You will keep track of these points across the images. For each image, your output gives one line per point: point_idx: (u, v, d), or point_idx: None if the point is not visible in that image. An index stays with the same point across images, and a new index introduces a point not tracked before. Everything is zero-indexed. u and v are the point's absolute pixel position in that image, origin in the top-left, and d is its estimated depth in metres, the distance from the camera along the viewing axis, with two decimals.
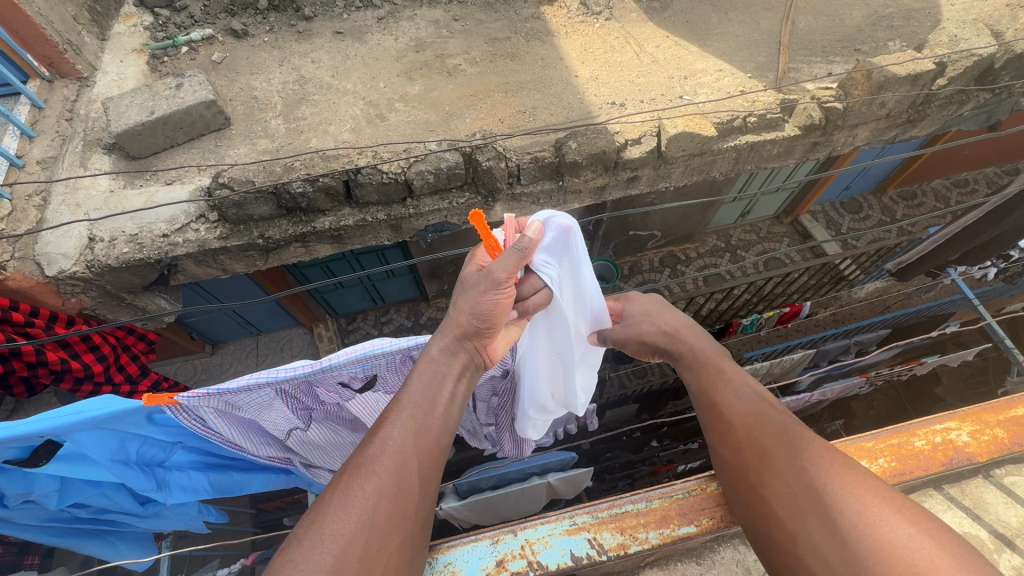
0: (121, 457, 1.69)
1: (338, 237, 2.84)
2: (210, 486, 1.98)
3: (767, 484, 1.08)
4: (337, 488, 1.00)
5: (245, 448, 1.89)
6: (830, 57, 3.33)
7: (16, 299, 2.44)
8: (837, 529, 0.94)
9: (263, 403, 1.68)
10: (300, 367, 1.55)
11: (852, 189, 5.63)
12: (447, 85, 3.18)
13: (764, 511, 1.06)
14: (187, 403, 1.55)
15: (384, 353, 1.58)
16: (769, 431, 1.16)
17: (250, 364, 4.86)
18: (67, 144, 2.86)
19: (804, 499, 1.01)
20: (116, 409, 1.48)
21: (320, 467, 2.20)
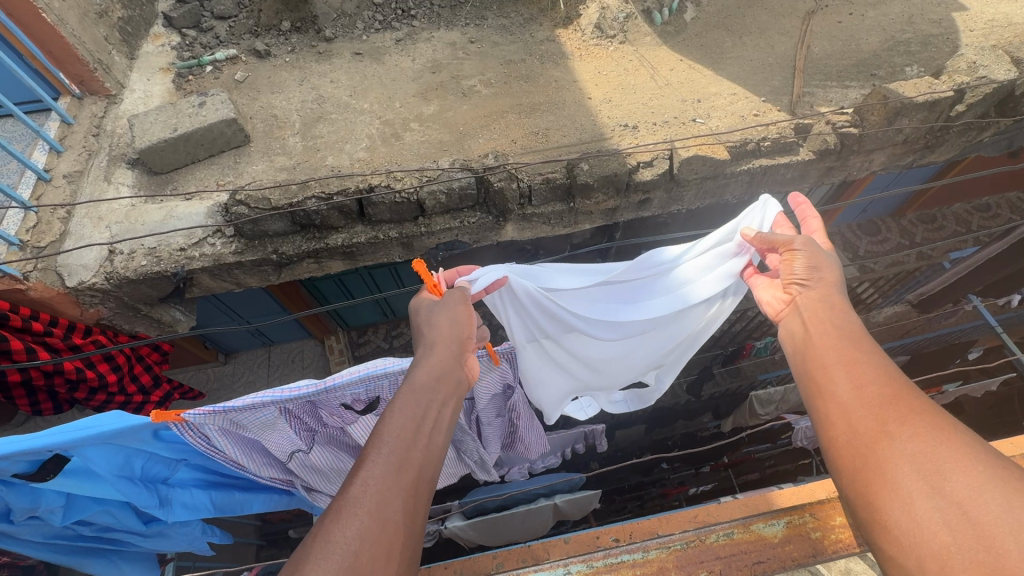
0: (126, 473, 1.70)
1: (351, 254, 2.86)
2: (212, 505, 2.00)
3: (900, 443, 0.99)
4: (317, 535, 0.93)
5: (248, 468, 1.88)
6: (846, 81, 3.32)
7: (38, 308, 2.51)
8: (975, 501, 0.87)
9: (267, 422, 1.69)
10: (305, 386, 1.55)
11: (869, 212, 5.60)
12: (461, 106, 3.23)
13: (888, 471, 0.98)
14: (193, 420, 1.55)
15: (387, 373, 1.58)
16: (905, 400, 1.07)
17: (261, 374, 4.91)
18: (93, 158, 2.96)
19: (940, 462, 0.93)
20: (124, 423, 1.50)
21: (321, 492, 2.22)
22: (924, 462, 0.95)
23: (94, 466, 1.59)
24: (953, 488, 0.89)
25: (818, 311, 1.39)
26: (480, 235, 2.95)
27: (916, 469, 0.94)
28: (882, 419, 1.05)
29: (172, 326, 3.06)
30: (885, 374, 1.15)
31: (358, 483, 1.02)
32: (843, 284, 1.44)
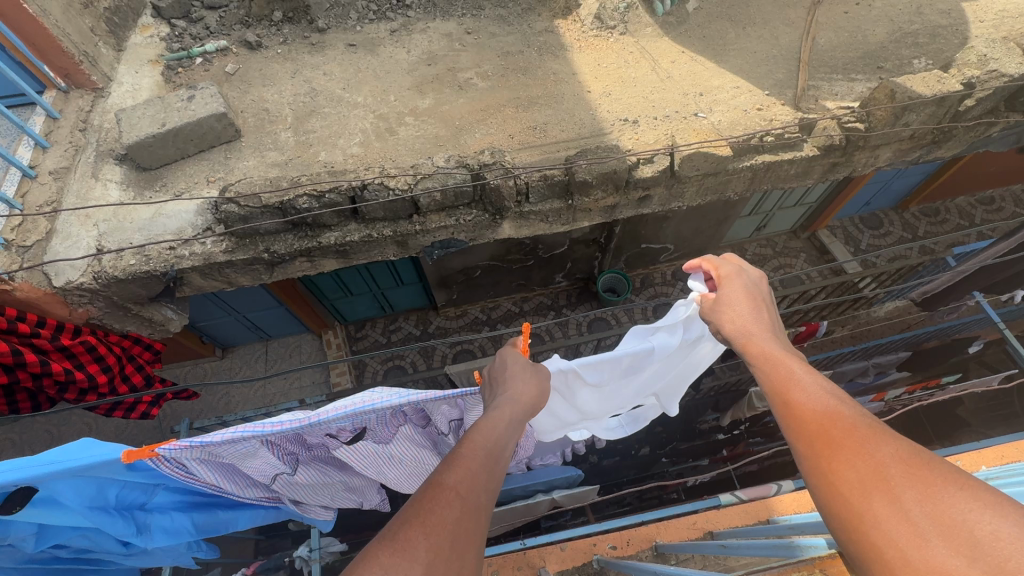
0: (99, 503, 1.68)
1: (344, 253, 2.81)
2: (193, 527, 1.95)
3: (828, 463, 0.93)
4: (416, 501, 1.01)
5: (229, 490, 1.85)
6: (852, 75, 3.23)
7: (24, 309, 2.45)
8: (897, 515, 0.80)
9: (247, 451, 1.64)
10: (288, 422, 1.49)
11: (872, 205, 5.53)
12: (458, 99, 3.15)
13: (824, 500, 0.91)
14: (168, 454, 1.51)
15: (374, 409, 1.51)
16: (834, 413, 1.01)
17: (259, 368, 4.85)
18: (80, 154, 2.90)
19: (866, 478, 0.87)
20: (91, 460, 1.45)
21: (311, 504, 2.18)
22: (851, 480, 0.88)
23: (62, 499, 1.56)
24: (877, 503, 0.83)
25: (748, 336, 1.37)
26: (477, 233, 2.89)
27: (846, 490, 0.88)
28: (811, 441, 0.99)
29: (164, 325, 3.01)
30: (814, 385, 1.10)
31: (450, 466, 1.12)
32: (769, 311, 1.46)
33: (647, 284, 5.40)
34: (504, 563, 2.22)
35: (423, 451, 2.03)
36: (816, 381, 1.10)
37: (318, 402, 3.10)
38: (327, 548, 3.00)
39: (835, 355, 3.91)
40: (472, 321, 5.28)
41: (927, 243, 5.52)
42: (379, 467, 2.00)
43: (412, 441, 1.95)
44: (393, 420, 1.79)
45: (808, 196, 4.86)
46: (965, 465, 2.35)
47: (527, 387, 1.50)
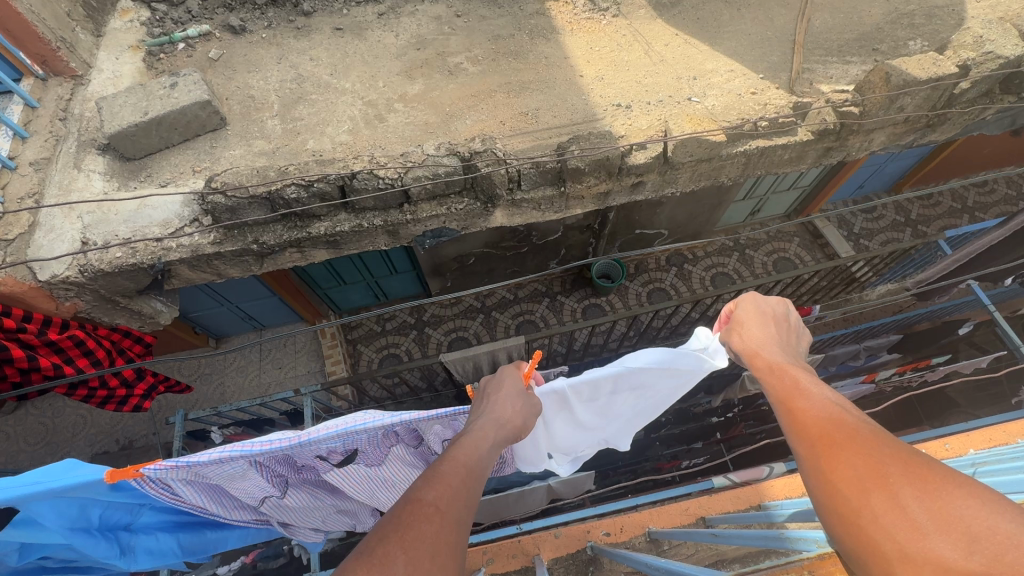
0: (81, 523, 1.68)
1: (334, 243, 2.77)
2: (179, 548, 1.98)
3: (827, 460, 0.94)
4: (396, 514, 1.01)
5: (216, 511, 1.87)
6: (847, 57, 3.19)
7: (9, 305, 2.42)
8: (898, 512, 0.81)
9: (235, 473, 1.65)
10: (277, 441, 1.50)
11: (865, 188, 5.53)
12: (448, 85, 3.09)
13: (823, 499, 0.92)
14: (153, 474, 1.51)
15: (366, 430, 1.51)
16: (837, 416, 1.03)
17: (253, 358, 4.83)
18: (61, 144, 2.84)
19: (865, 474, 0.88)
20: (73, 482, 1.44)
21: (299, 527, 2.21)
22: (851, 475, 0.89)
23: (41, 519, 1.57)
24: (876, 500, 0.84)
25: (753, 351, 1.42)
26: (469, 221, 2.87)
27: (846, 486, 0.89)
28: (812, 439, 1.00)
29: (154, 317, 2.98)
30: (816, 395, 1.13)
31: (431, 482, 1.12)
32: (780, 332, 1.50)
33: (642, 270, 5.39)
34: (499, 552, 2.23)
35: (416, 470, 2.03)
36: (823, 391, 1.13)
37: (312, 392, 3.08)
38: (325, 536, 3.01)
39: (827, 338, 3.94)
40: (466, 309, 5.27)
41: (919, 226, 5.54)
42: (371, 488, 2.01)
43: (404, 461, 1.94)
44: (386, 442, 1.79)
45: (802, 180, 4.84)
46: (954, 448, 2.36)
47: (513, 414, 1.51)
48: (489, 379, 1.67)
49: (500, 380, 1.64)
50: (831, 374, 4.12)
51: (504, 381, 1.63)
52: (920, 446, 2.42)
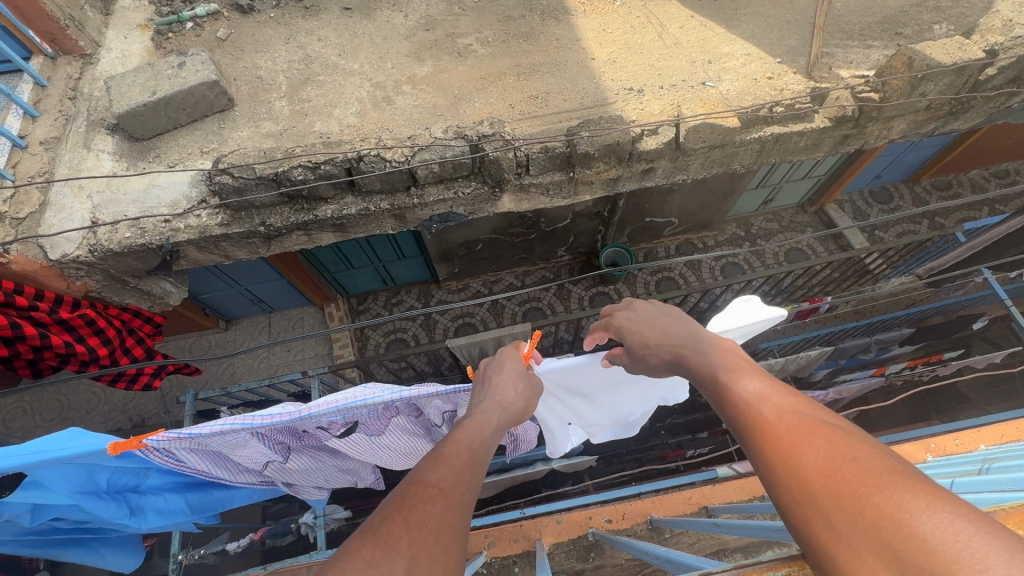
0: (90, 487, 1.72)
1: (341, 226, 2.77)
2: (187, 507, 2.01)
3: (790, 472, 0.94)
4: (400, 494, 1.01)
5: (222, 476, 1.90)
6: (869, 41, 3.09)
7: (21, 282, 2.46)
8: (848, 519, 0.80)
9: (238, 442, 1.67)
10: (278, 414, 1.50)
11: (882, 178, 5.41)
12: (457, 67, 3.04)
13: (795, 514, 0.91)
14: (157, 444, 1.54)
15: (366, 405, 1.51)
16: (795, 421, 1.02)
17: (262, 340, 4.87)
18: (70, 124, 2.85)
19: (822, 487, 0.87)
20: (79, 449, 1.47)
21: (302, 486, 2.24)
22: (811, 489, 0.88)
23: (49, 484, 1.61)
24: (834, 520, 0.82)
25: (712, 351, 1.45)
26: (476, 206, 2.84)
27: (810, 500, 0.88)
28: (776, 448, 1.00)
29: (164, 298, 3.00)
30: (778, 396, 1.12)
31: (431, 464, 1.12)
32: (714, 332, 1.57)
33: (650, 258, 5.35)
34: (500, 535, 2.25)
35: (417, 437, 2.05)
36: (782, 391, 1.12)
37: (319, 374, 3.09)
38: (330, 515, 3.07)
39: (837, 331, 3.88)
40: (473, 295, 5.27)
41: (937, 218, 5.41)
42: (371, 452, 2.03)
43: (406, 430, 1.96)
44: (387, 414, 1.79)
45: (816, 169, 4.74)
46: (964, 443, 2.31)
47: (516, 397, 1.51)
48: (489, 360, 1.68)
49: (502, 361, 1.65)
50: (839, 366, 4.08)
51: (504, 362, 1.64)
52: (930, 441, 2.38)
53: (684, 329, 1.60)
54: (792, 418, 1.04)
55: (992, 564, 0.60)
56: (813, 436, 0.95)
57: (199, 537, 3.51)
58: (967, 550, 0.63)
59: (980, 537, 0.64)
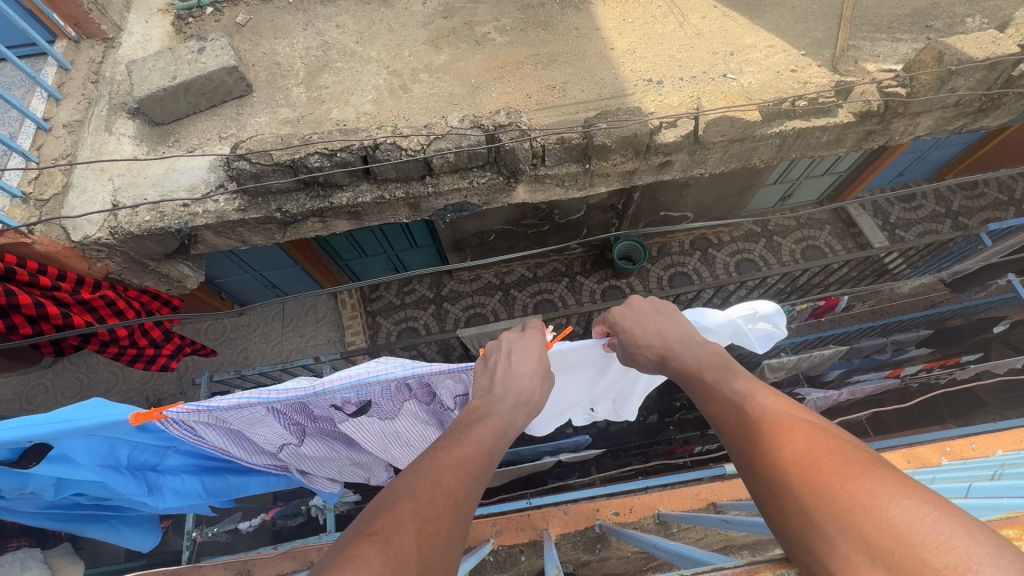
0: (111, 462, 1.77)
1: (356, 214, 2.78)
2: (202, 490, 2.06)
3: (767, 470, 0.95)
4: (407, 491, 1.04)
5: (238, 456, 1.94)
6: (897, 34, 3.00)
7: (44, 262, 2.52)
8: (821, 511, 0.81)
9: (253, 418, 1.70)
10: (293, 389, 1.53)
11: (905, 175, 5.29)
12: (474, 55, 3.02)
13: (772, 509, 0.91)
14: (176, 417, 1.57)
15: (379, 380, 1.53)
16: (772, 422, 1.04)
17: (276, 325, 4.94)
18: (93, 107, 2.89)
19: (794, 482, 0.88)
20: (101, 420, 1.51)
21: (317, 476, 2.27)
22: (786, 483, 0.89)
23: (73, 456, 1.66)
24: (808, 509, 0.83)
25: (693, 347, 1.44)
26: (491, 196, 2.84)
27: (785, 495, 0.88)
28: (755, 448, 1.01)
29: (182, 281, 3.05)
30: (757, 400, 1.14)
31: (450, 467, 1.14)
32: (687, 322, 1.56)
33: (664, 253, 5.30)
34: (508, 524, 2.27)
35: (429, 427, 2.06)
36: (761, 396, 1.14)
37: (332, 360, 3.12)
38: (340, 498, 3.12)
39: (854, 330, 3.81)
40: (485, 286, 5.27)
41: (960, 218, 5.29)
42: (383, 440, 2.05)
43: (418, 416, 1.97)
44: (399, 394, 1.80)
45: (837, 165, 4.65)
46: (981, 448, 2.27)
47: (534, 393, 1.49)
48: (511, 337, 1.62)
49: (524, 343, 1.58)
50: (853, 367, 4.02)
51: (529, 343, 1.59)
52: (945, 445, 2.34)
53: (669, 323, 1.53)
54: (772, 415, 1.06)
55: (959, 551, 0.64)
56: (791, 431, 0.98)
57: (213, 515, 3.59)
58: (936, 536, 0.67)
59: (947, 523, 0.68)
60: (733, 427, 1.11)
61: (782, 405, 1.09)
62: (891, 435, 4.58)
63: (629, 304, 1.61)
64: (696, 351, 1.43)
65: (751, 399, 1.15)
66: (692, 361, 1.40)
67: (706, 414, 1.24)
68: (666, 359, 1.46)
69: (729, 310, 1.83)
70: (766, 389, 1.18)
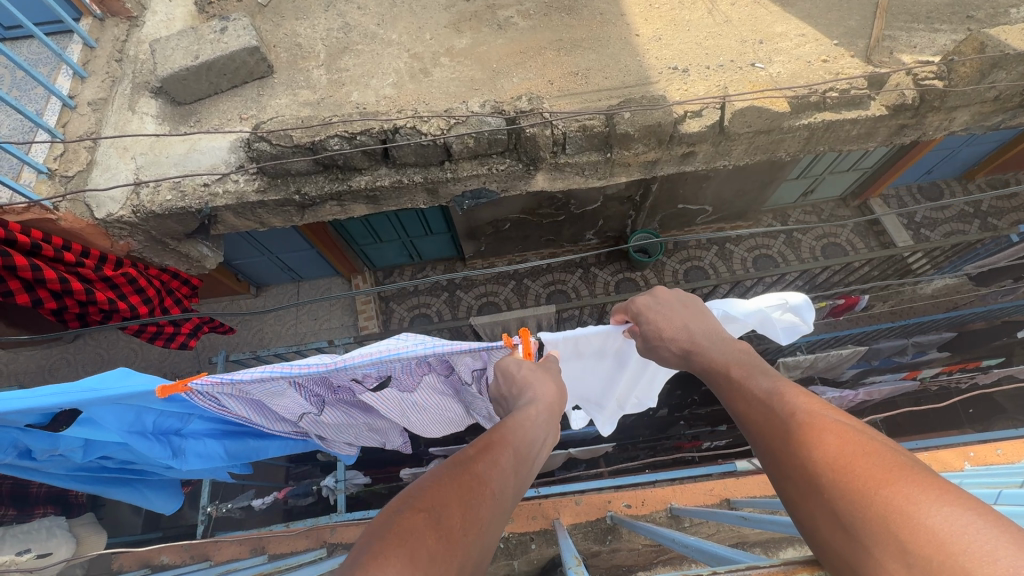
0: (138, 428, 1.81)
1: (374, 198, 2.77)
2: (225, 453, 2.09)
3: (799, 472, 0.93)
4: (431, 479, 1.03)
5: (259, 423, 1.97)
6: (936, 25, 2.89)
7: (68, 239, 2.56)
8: (858, 516, 0.79)
9: (275, 390, 1.72)
10: (315, 364, 1.54)
11: (934, 173, 5.13)
12: (497, 40, 2.97)
13: (805, 513, 0.89)
14: (200, 388, 1.59)
15: (400, 358, 1.54)
16: (803, 421, 1.01)
17: (291, 308, 4.99)
18: (117, 85, 2.90)
19: (829, 485, 0.85)
20: (129, 389, 1.54)
21: (334, 441, 2.31)
22: (821, 485, 0.87)
23: (102, 421, 1.70)
24: (843, 513, 0.81)
25: (722, 346, 1.43)
26: (509, 183, 2.81)
27: (819, 497, 0.86)
28: (786, 449, 0.98)
29: (201, 261, 3.09)
30: (785, 398, 1.11)
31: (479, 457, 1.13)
32: (710, 318, 1.56)
33: (680, 246, 5.23)
34: (519, 513, 2.28)
35: (445, 397, 2.07)
36: (792, 394, 1.11)
37: (345, 344, 3.13)
38: (351, 480, 3.16)
39: (874, 330, 3.73)
40: (498, 274, 5.26)
41: (989, 218, 5.13)
42: (401, 409, 2.06)
43: (436, 388, 1.98)
44: (419, 369, 1.81)
45: (864, 161, 4.53)
46: (1005, 455, 2.22)
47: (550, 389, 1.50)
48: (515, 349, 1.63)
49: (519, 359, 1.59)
50: (870, 367, 3.95)
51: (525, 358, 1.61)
52: (969, 449, 2.29)
53: (695, 317, 1.54)
54: (802, 413, 1.03)
55: (1003, 562, 0.60)
56: (823, 432, 0.95)
57: (228, 491, 3.67)
58: (979, 545, 0.63)
59: (990, 531, 0.65)
60: (763, 426, 1.09)
61: (813, 403, 1.06)
62: (906, 438, 4.51)
63: (654, 295, 1.64)
64: (723, 348, 1.42)
65: (780, 396, 1.13)
66: (719, 359, 1.38)
67: (733, 412, 1.22)
68: (690, 359, 1.46)
69: (757, 300, 1.80)
70: (795, 386, 1.15)
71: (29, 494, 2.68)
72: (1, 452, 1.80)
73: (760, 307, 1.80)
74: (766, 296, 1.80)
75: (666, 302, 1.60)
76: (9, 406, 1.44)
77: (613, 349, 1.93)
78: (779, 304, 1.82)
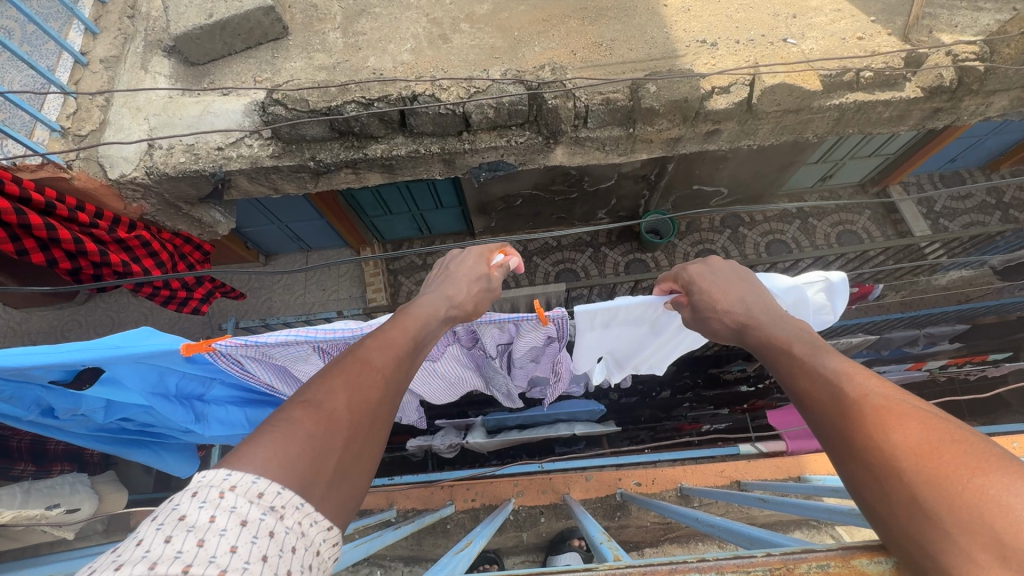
0: (160, 390, 1.82)
1: (390, 167, 2.71)
2: (246, 421, 2.12)
3: (869, 455, 0.90)
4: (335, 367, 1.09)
5: (281, 391, 1.97)
6: (979, 4, 2.77)
7: (82, 199, 2.55)
8: (943, 505, 0.77)
9: (298, 355, 1.72)
10: (342, 329, 1.54)
11: (959, 161, 5.00)
12: (518, 6, 2.87)
13: (873, 496, 0.89)
14: (224, 350, 1.58)
15: None
16: (873, 400, 0.97)
17: (300, 277, 4.99)
18: (129, 43, 2.84)
19: (909, 472, 0.83)
20: (153, 349, 1.53)
21: None
22: (897, 471, 0.85)
23: (125, 381, 1.70)
24: (924, 500, 0.80)
25: (779, 322, 1.38)
26: (528, 156, 2.76)
27: (893, 480, 0.85)
28: (852, 428, 0.96)
29: (213, 227, 3.07)
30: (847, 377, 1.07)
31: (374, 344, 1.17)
32: (762, 293, 1.52)
33: (694, 228, 5.16)
34: (530, 486, 2.32)
35: (467, 368, 2.13)
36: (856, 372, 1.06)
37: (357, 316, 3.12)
38: None
39: (884, 320, 3.68)
40: None
41: (1012, 210, 5.02)
42: (425, 379, 2.12)
43: (458, 358, 2.03)
44: (443, 339, 1.82)
45: (887, 146, 4.41)
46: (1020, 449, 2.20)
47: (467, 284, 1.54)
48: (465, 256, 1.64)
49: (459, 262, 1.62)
50: (880, 356, 3.92)
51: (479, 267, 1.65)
52: None
53: (749, 292, 1.50)
54: (875, 395, 0.98)
55: None
56: (902, 416, 0.91)
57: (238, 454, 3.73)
58: None
59: None
60: (824, 405, 1.05)
61: (883, 382, 1.01)
62: None
63: (708, 264, 1.61)
64: (779, 324, 1.37)
65: (844, 373, 1.08)
66: (773, 334, 1.33)
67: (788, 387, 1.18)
68: (740, 334, 1.43)
69: (797, 276, 1.74)
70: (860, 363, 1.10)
71: (46, 451, 2.72)
72: (24, 410, 1.81)
73: (802, 282, 1.75)
74: (808, 273, 1.75)
75: (718, 273, 1.57)
76: (33, 362, 1.43)
77: (648, 319, 1.91)
78: (821, 280, 1.78)
